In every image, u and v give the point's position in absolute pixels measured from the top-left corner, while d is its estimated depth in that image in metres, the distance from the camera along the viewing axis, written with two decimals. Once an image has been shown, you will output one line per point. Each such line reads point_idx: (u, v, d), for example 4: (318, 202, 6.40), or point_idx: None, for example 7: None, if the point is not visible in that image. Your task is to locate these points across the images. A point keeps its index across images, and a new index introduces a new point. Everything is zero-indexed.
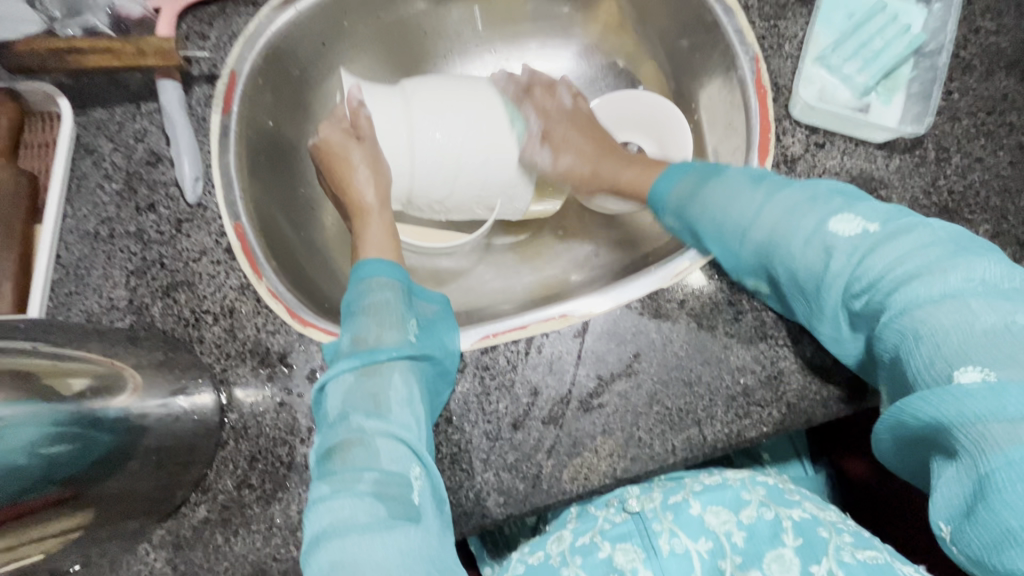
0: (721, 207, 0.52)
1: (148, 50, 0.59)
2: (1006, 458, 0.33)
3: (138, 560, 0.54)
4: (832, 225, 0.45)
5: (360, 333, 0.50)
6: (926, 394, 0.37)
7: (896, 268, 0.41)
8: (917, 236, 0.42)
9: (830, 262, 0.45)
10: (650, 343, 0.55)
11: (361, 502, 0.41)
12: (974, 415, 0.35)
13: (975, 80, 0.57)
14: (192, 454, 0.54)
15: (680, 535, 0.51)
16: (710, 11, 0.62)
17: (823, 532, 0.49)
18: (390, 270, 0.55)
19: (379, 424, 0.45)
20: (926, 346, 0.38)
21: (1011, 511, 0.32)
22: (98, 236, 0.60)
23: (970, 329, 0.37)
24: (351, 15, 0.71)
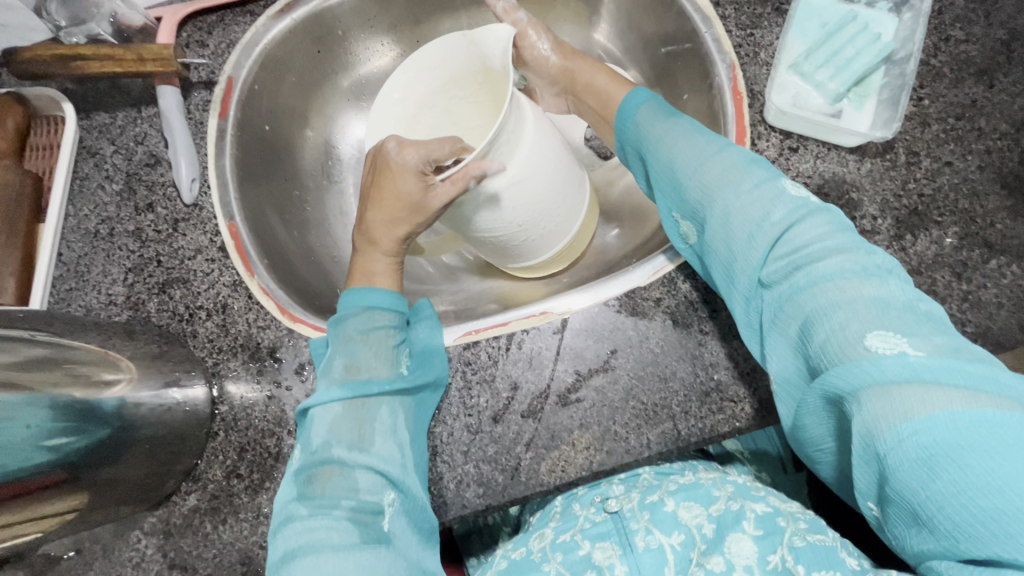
0: (674, 161, 0.52)
1: (150, 56, 0.63)
2: (897, 435, 0.35)
3: (130, 546, 0.56)
4: (765, 195, 0.47)
5: (354, 362, 0.52)
6: (843, 370, 0.39)
7: (818, 245, 0.44)
8: (834, 223, 0.46)
9: (757, 227, 0.46)
10: (627, 340, 0.56)
11: (337, 525, 0.45)
12: (866, 387, 0.37)
13: (945, 87, 0.59)
14: (183, 443, 0.56)
15: (655, 532, 0.52)
16: (688, 21, 0.64)
17: (782, 521, 0.50)
18: (383, 299, 0.57)
19: (362, 456, 0.49)
20: (838, 312, 0.40)
21: (908, 489, 0.35)
22: (98, 235, 0.63)
23: (879, 300, 0.40)
24: (346, 24, 0.74)
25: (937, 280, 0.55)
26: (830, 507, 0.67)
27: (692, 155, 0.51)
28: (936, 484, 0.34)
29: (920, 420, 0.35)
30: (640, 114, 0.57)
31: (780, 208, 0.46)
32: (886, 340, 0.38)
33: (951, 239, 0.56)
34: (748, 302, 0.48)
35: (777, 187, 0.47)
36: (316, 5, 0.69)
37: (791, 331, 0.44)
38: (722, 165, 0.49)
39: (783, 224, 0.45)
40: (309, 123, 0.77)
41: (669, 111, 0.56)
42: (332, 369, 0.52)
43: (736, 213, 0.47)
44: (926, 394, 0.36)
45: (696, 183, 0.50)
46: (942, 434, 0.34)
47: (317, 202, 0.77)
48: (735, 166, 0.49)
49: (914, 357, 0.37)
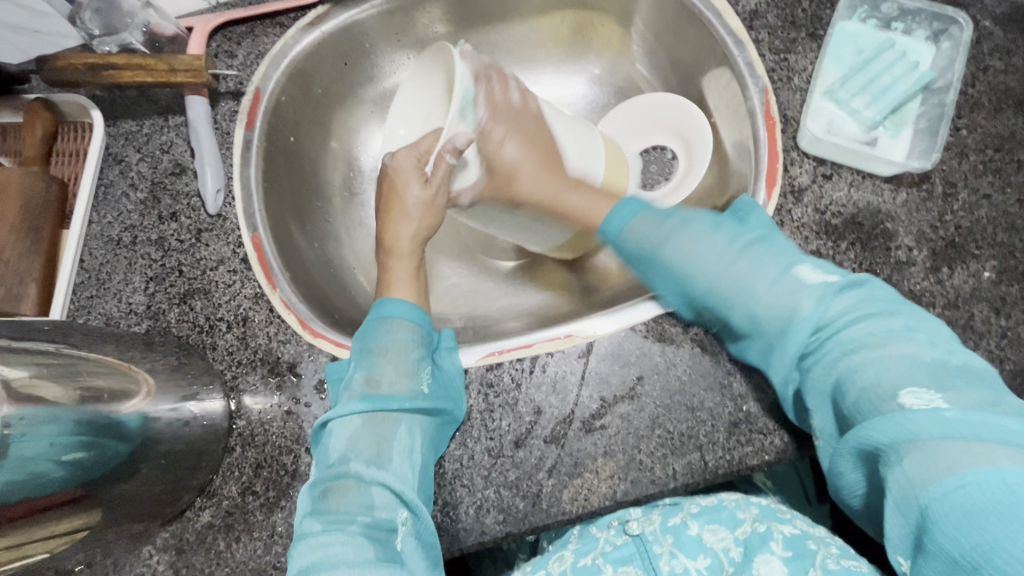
0: (694, 246, 0.50)
1: (180, 67, 0.62)
2: (944, 486, 0.35)
3: (141, 562, 0.55)
4: (796, 271, 0.47)
5: (375, 375, 0.54)
6: (883, 422, 0.39)
7: (844, 317, 0.45)
8: (865, 293, 0.46)
9: (795, 307, 0.46)
10: (654, 366, 0.55)
11: (353, 541, 0.45)
12: (906, 442, 0.38)
13: (983, 117, 0.58)
14: (199, 458, 0.55)
15: (679, 556, 0.51)
16: (720, 44, 0.64)
17: (812, 545, 0.49)
18: (411, 311, 0.58)
19: (377, 472, 0.49)
20: (868, 370, 0.42)
21: (951, 538, 0.34)
22: (120, 243, 0.62)
23: (908, 358, 0.41)
24: (374, 38, 0.74)
25: (975, 315, 0.54)
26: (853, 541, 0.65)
27: (707, 253, 0.50)
28: (989, 537, 0.33)
29: (966, 475, 0.35)
30: (634, 224, 0.53)
31: (813, 294, 0.46)
32: (919, 397, 0.39)
33: (988, 274, 0.55)
34: (785, 378, 0.48)
35: (800, 270, 0.47)
36: (344, 18, 0.69)
37: (826, 386, 0.45)
38: (745, 264, 0.48)
39: (816, 310, 0.45)
40: (332, 135, 0.77)
41: (663, 213, 0.53)
42: (352, 382, 0.54)
43: (764, 312, 0.47)
44: (968, 444, 0.36)
45: (714, 280, 0.49)
46: (989, 488, 0.34)
47: (339, 214, 0.77)
48: (751, 262, 0.48)
49: (949, 412, 0.37)
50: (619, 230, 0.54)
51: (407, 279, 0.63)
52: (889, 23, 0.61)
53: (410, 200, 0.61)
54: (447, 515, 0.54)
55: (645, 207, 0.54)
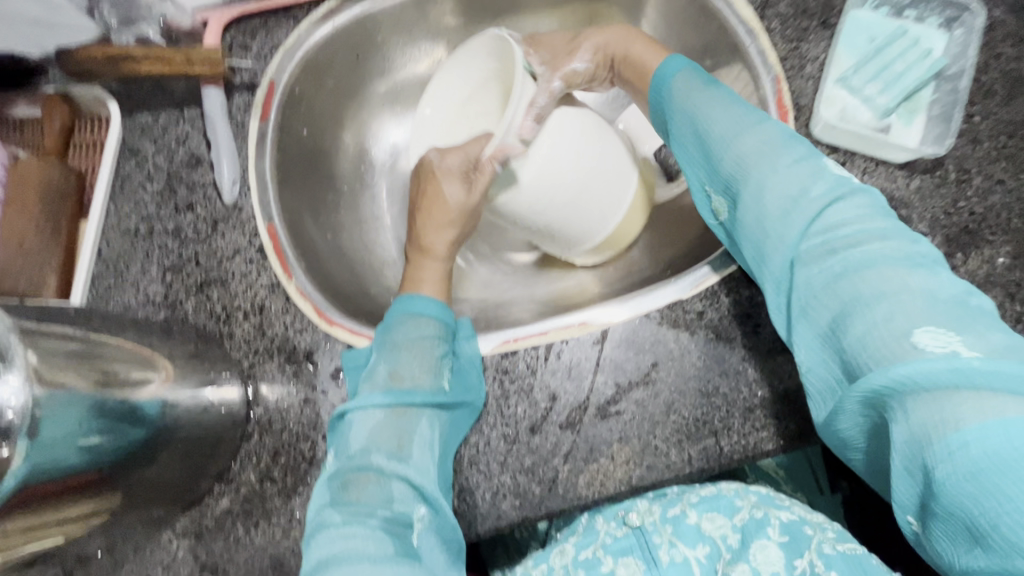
0: (714, 109, 0.51)
1: (196, 59, 0.63)
2: (956, 443, 0.33)
3: (162, 547, 0.55)
4: (798, 174, 0.45)
5: (397, 370, 0.52)
6: (884, 372, 0.37)
7: (848, 227, 0.42)
8: (865, 202, 0.44)
9: (793, 214, 0.44)
10: (668, 353, 0.55)
11: (372, 535, 0.43)
12: (912, 394, 0.36)
13: (997, 104, 0.58)
14: (218, 445, 0.55)
15: (679, 545, 0.51)
16: (732, 33, 0.64)
17: (808, 530, 0.48)
18: (432, 306, 0.57)
19: (398, 465, 0.48)
20: (880, 307, 0.38)
21: (958, 501, 0.33)
22: (138, 234, 0.63)
23: (925, 292, 0.38)
24: (386, 31, 0.74)
25: (989, 301, 0.54)
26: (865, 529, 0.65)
27: (723, 116, 0.50)
28: (997, 502, 0.32)
29: (976, 430, 0.33)
30: (681, 75, 0.56)
31: (816, 181, 0.44)
32: (936, 337, 0.36)
33: (1002, 259, 0.55)
34: (777, 287, 0.46)
35: (818, 163, 0.46)
36: (357, 11, 0.70)
37: (823, 319, 0.42)
38: (762, 139, 0.47)
39: (822, 197, 0.44)
40: (344, 127, 0.78)
41: (706, 77, 0.55)
42: (375, 374, 0.53)
43: (768, 191, 0.45)
44: (986, 399, 0.33)
45: (728, 158, 0.49)
46: (995, 446, 0.32)
47: (352, 206, 0.78)
48: (762, 155, 0.46)
49: (968, 357, 0.34)
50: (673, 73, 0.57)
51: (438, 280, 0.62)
52: (901, 11, 0.61)
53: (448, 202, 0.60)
54: (463, 501, 0.54)
55: (692, 64, 0.57)
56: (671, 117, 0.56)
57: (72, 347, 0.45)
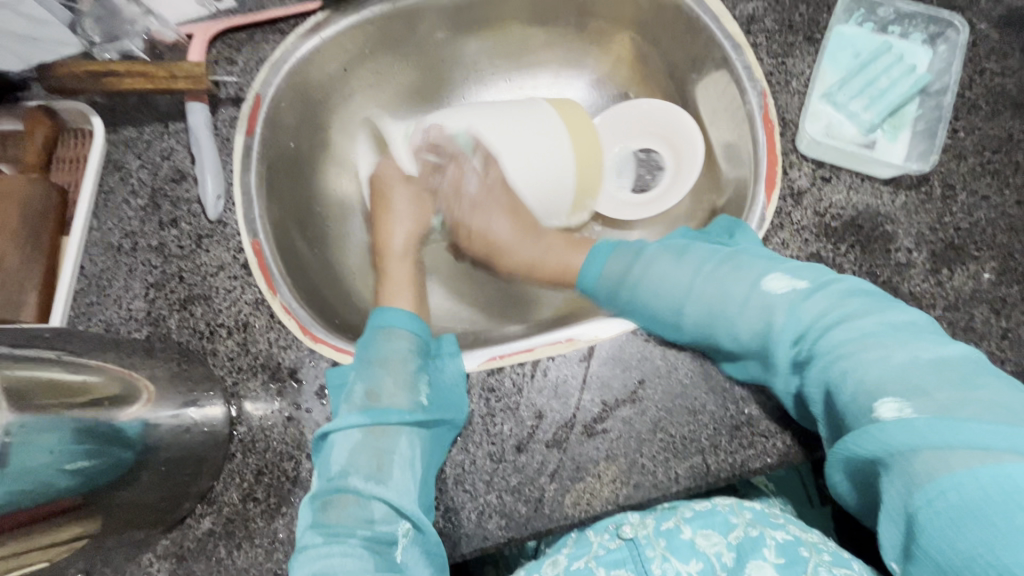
0: (661, 279, 0.57)
1: (180, 73, 0.62)
2: (937, 487, 0.37)
3: (141, 570, 0.54)
4: (766, 281, 0.51)
5: (373, 387, 0.56)
6: (858, 436, 0.41)
7: (823, 317, 0.48)
8: (837, 291, 0.49)
9: (771, 315, 0.50)
10: (655, 370, 0.55)
11: (353, 552, 0.48)
12: (918, 450, 0.39)
13: (981, 119, 0.58)
14: (199, 465, 0.54)
15: (672, 560, 0.50)
16: (719, 48, 0.64)
17: (804, 551, 0.49)
18: (407, 319, 0.61)
19: (375, 486, 0.52)
20: (847, 378, 0.44)
21: (936, 546, 0.36)
22: (121, 249, 0.62)
23: (893, 364, 0.43)
24: (373, 44, 0.74)
25: (975, 316, 0.54)
26: (854, 544, 0.65)
27: (674, 287, 0.55)
28: (971, 546, 0.35)
29: (950, 479, 0.37)
30: (607, 269, 0.62)
31: (781, 304, 0.50)
32: (896, 407, 0.41)
33: (988, 275, 0.55)
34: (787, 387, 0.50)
35: (767, 278, 0.51)
36: (344, 25, 0.69)
37: (818, 393, 0.47)
38: (707, 276, 0.54)
39: (788, 318, 0.49)
40: (332, 140, 0.77)
41: (636, 246, 0.63)
42: (353, 395, 0.55)
43: (739, 325, 0.51)
44: (961, 452, 0.37)
45: (692, 301, 0.54)
46: (967, 493, 0.36)
47: (340, 219, 0.77)
48: (719, 286, 0.53)
49: (921, 420, 0.39)
50: (596, 276, 0.63)
51: (405, 279, 0.69)
52: (885, 27, 0.61)
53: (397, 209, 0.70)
54: (449, 521, 0.53)
55: (615, 249, 0.63)
56: (630, 289, 0.58)
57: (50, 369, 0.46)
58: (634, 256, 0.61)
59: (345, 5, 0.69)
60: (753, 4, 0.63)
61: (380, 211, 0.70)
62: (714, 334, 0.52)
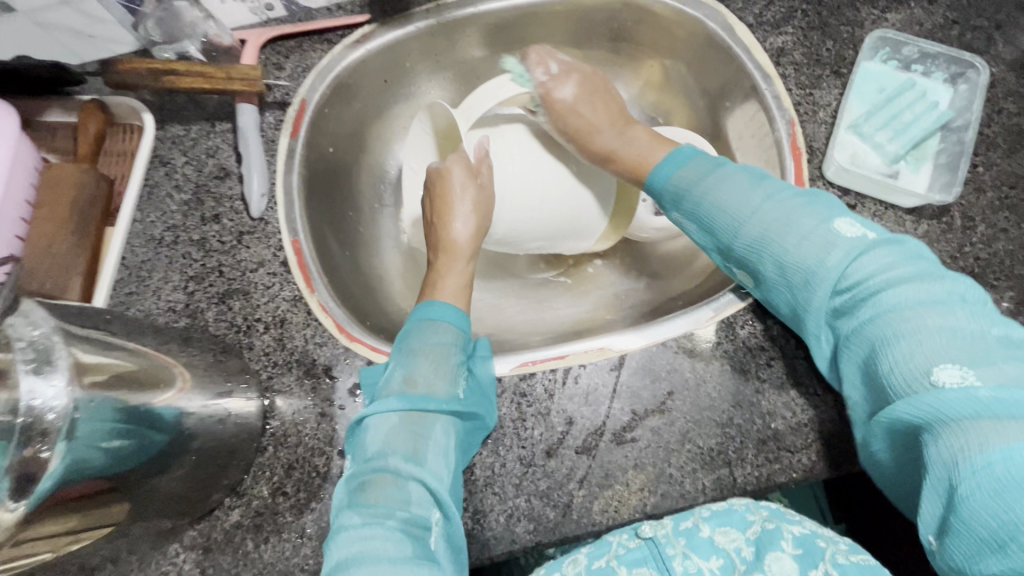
0: (728, 192, 0.53)
1: (236, 76, 0.65)
2: (972, 467, 0.36)
3: (168, 560, 0.55)
4: (836, 224, 0.48)
5: (412, 374, 0.52)
6: (915, 399, 0.40)
7: (884, 272, 0.45)
8: (902, 250, 0.47)
9: (828, 254, 0.47)
10: (684, 382, 0.56)
11: (392, 537, 0.43)
12: (942, 420, 0.39)
13: (999, 156, 0.61)
14: (232, 457, 0.54)
15: (693, 556, 0.50)
16: (748, 77, 0.67)
17: (821, 543, 0.50)
18: (448, 312, 0.58)
19: (415, 469, 0.48)
20: (902, 341, 0.42)
21: (978, 519, 0.36)
22: (162, 241, 0.64)
23: (946, 329, 0.41)
24: (414, 57, 0.76)
25: None
26: None
27: (744, 203, 0.52)
28: (1015, 516, 0.34)
29: (997, 453, 0.36)
30: (679, 175, 0.57)
31: (843, 247, 0.47)
32: (952, 374, 0.40)
33: (1007, 304, 0.57)
34: (818, 337, 0.50)
35: (829, 229, 0.48)
36: (389, 38, 0.72)
37: (859, 354, 0.46)
38: (771, 212, 0.50)
39: (838, 269, 0.47)
40: (367, 148, 0.80)
41: (712, 159, 0.57)
42: (392, 381, 0.52)
43: (791, 262, 0.49)
44: (1013, 426, 0.36)
45: (752, 227, 0.51)
46: (1018, 468, 0.35)
47: (371, 224, 0.79)
48: (788, 212, 0.50)
49: (984, 390, 0.38)
50: (666, 178, 0.58)
51: (461, 288, 0.62)
52: (909, 65, 0.65)
53: (459, 203, 0.62)
54: (478, 522, 0.54)
55: (698, 154, 0.58)
56: (682, 206, 0.56)
57: (112, 352, 0.45)
58: (715, 162, 0.56)
59: (392, 20, 0.72)
60: (783, 38, 0.66)
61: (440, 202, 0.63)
62: (762, 261, 0.50)
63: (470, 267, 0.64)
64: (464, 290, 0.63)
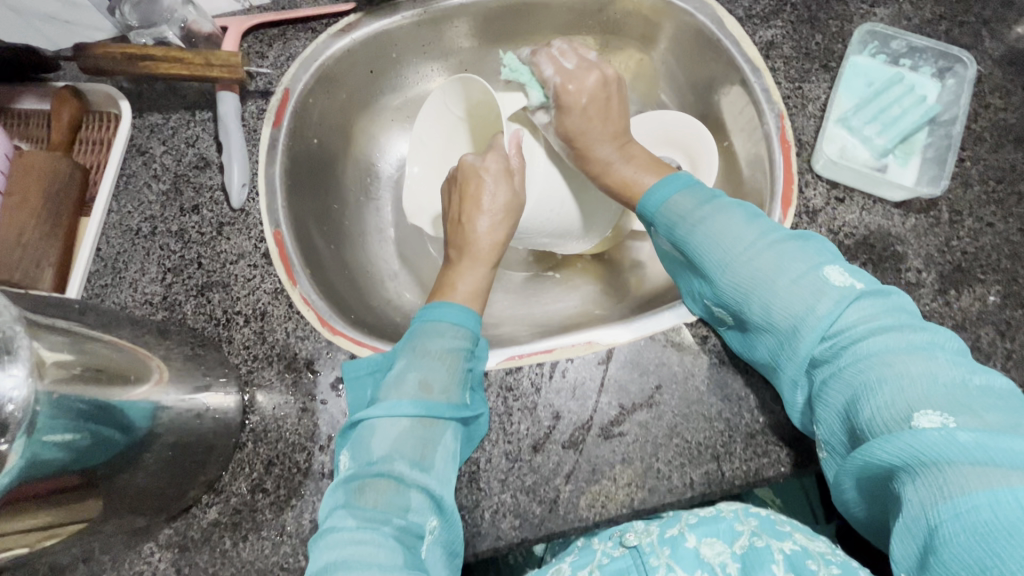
0: (719, 230, 0.51)
1: (216, 63, 0.63)
2: (953, 508, 0.35)
3: (142, 559, 0.53)
4: (825, 271, 0.47)
5: (428, 378, 0.50)
6: (890, 440, 0.39)
7: (864, 323, 0.45)
8: (887, 301, 0.46)
9: (817, 302, 0.46)
10: (672, 376, 0.56)
11: (384, 543, 0.42)
12: (920, 462, 0.37)
13: (986, 151, 0.61)
14: (209, 453, 0.53)
15: (677, 569, 0.47)
16: (738, 70, 0.67)
17: (812, 564, 0.45)
18: (462, 315, 0.56)
19: (421, 476, 0.47)
20: (884, 387, 0.41)
21: (956, 560, 0.34)
22: (139, 232, 0.62)
23: (926, 378, 0.40)
24: (401, 48, 0.75)
25: (981, 336, 0.56)
26: None
27: (736, 243, 0.50)
28: (998, 560, 0.33)
29: (982, 495, 0.34)
30: (674, 200, 0.55)
31: (831, 295, 0.46)
32: (933, 419, 0.38)
33: (993, 298, 0.57)
34: (794, 384, 0.49)
35: (820, 274, 0.47)
36: (375, 27, 0.71)
37: (838, 402, 0.44)
38: (762, 252, 0.49)
39: (829, 314, 0.45)
40: (352, 141, 0.78)
41: (705, 193, 0.55)
42: (404, 383, 0.50)
43: (778, 306, 0.47)
44: (998, 471, 0.35)
45: (741, 268, 0.49)
46: (1005, 511, 0.33)
47: (357, 217, 0.78)
48: (776, 256, 0.48)
49: (964, 435, 0.37)
50: (658, 204, 0.56)
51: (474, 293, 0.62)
52: (897, 59, 0.65)
53: (488, 199, 0.62)
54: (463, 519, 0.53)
55: (689, 186, 0.56)
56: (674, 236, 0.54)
57: (85, 349, 0.43)
58: (706, 196, 0.54)
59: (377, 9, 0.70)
60: (772, 32, 0.66)
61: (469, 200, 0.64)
62: (748, 302, 0.49)
63: (488, 272, 0.64)
64: (478, 294, 0.63)
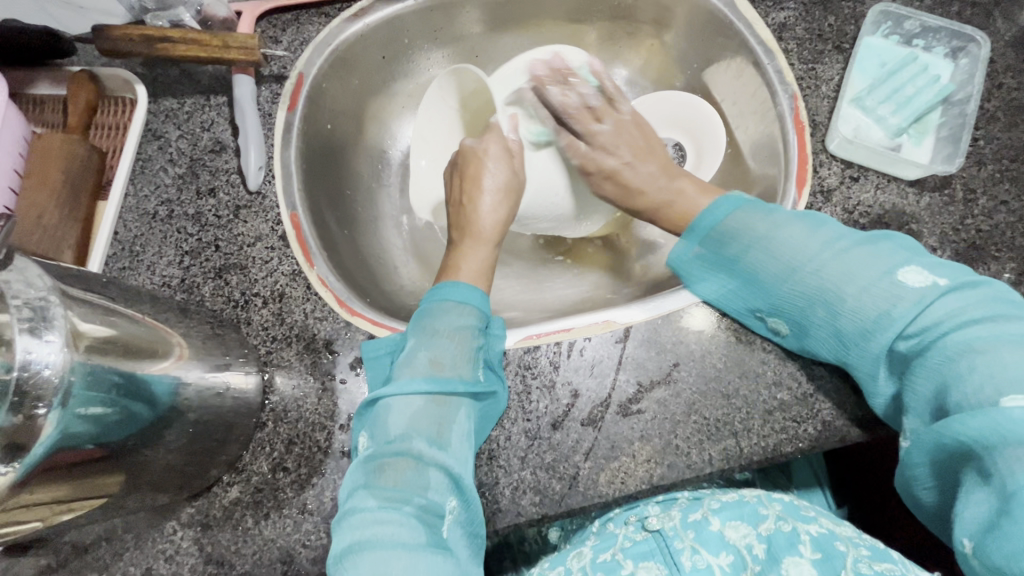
0: (783, 245, 0.53)
1: (234, 45, 0.63)
2: None
3: (164, 537, 0.53)
4: (905, 272, 0.48)
5: (437, 356, 0.51)
6: (973, 417, 0.41)
7: (954, 317, 0.46)
8: (981, 292, 0.47)
9: (896, 303, 0.47)
10: (689, 353, 0.56)
11: (405, 523, 0.43)
12: (1008, 442, 0.38)
13: (1000, 129, 0.61)
14: (230, 430, 0.53)
15: (701, 552, 0.49)
16: (751, 52, 0.67)
17: (841, 546, 0.46)
18: (468, 293, 0.55)
19: (438, 454, 0.47)
20: (974, 373, 0.43)
21: None
22: (155, 216, 0.62)
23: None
24: (413, 33, 0.75)
25: None
26: None
27: (800, 252, 0.52)
28: None
29: None
30: (729, 218, 0.57)
31: (913, 295, 0.47)
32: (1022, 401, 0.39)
33: (1008, 275, 0.57)
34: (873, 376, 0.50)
35: (900, 274, 0.48)
36: (388, 11, 0.71)
37: (927, 389, 0.46)
38: (842, 258, 0.50)
39: (910, 313, 0.47)
40: (365, 127, 0.78)
41: (764, 209, 0.56)
42: (415, 362, 0.51)
43: (856, 303, 0.49)
44: None
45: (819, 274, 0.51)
46: None
47: (370, 203, 0.78)
48: (854, 256, 0.50)
49: None
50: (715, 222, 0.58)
51: (482, 268, 0.61)
52: (911, 39, 0.66)
53: (489, 178, 0.61)
54: (483, 496, 0.53)
55: (743, 203, 0.57)
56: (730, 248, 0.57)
57: (113, 321, 0.44)
58: (759, 210, 0.56)
59: None
60: (785, 13, 0.66)
61: (470, 181, 0.62)
62: (820, 302, 0.51)
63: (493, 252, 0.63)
64: (486, 271, 0.61)
